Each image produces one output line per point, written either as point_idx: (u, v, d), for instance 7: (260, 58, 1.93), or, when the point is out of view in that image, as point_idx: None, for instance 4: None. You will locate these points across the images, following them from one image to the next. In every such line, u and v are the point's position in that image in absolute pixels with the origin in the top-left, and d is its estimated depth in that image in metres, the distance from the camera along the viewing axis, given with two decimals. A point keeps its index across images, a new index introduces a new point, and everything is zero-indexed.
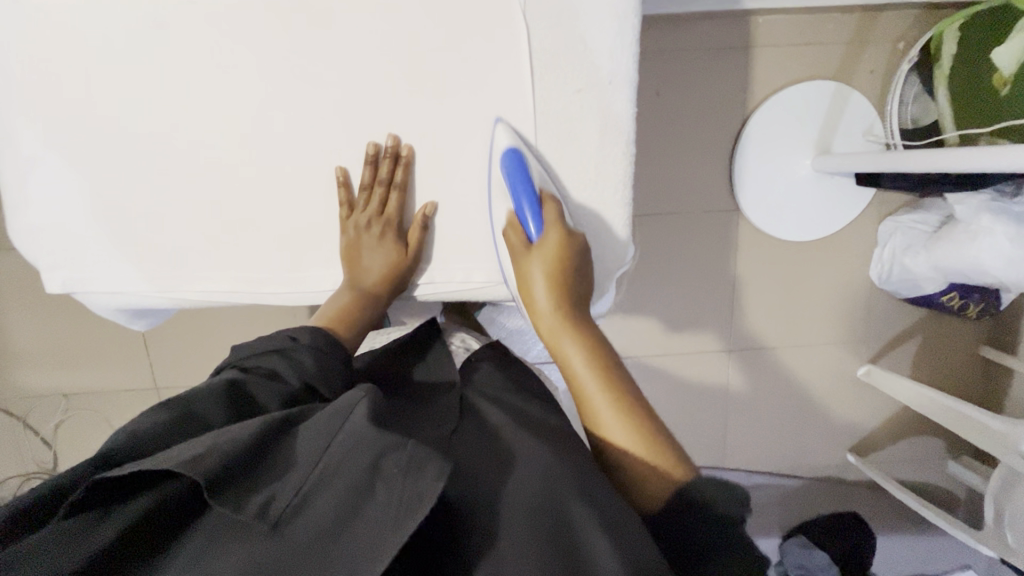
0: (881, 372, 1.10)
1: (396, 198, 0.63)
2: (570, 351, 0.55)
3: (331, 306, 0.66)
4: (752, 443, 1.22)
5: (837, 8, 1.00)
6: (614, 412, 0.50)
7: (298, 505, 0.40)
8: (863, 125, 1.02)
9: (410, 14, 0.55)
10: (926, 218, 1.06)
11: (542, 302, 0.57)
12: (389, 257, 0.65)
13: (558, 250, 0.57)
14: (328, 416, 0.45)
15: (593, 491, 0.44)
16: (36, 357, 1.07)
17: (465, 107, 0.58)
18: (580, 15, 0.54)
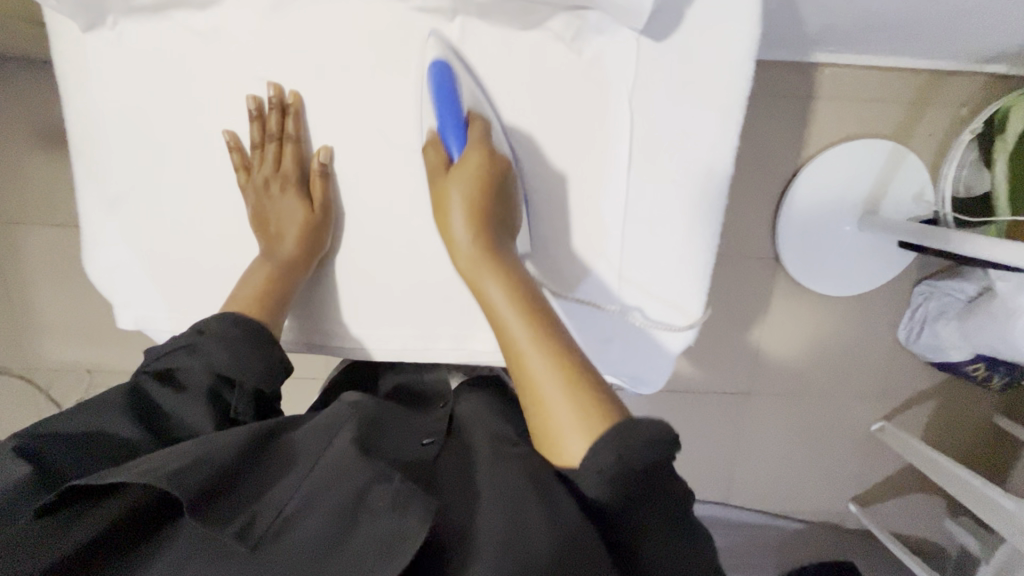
0: (898, 431, 1.12)
1: (294, 152, 0.62)
2: (491, 284, 0.52)
3: (246, 289, 0.61)
4: (758, 482, 1.23)
5: (905, 67, 0.97)
6: (541, 344, 0.47)
7: (281, 526, 0.41)
8: (914, 188, 1.01)
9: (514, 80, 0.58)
10: (962, 286, 1.04)
11: (459, 229, 0.54)
12: (302, 210, 0.62)
13: (479, 171, 0.54)
14: (317, 439, 0.49)
15: (557, 496, 0.41)
16: (64, 331, 1.07)
17: (558, 174, 0.60)
18: (687, 107, 0.56)
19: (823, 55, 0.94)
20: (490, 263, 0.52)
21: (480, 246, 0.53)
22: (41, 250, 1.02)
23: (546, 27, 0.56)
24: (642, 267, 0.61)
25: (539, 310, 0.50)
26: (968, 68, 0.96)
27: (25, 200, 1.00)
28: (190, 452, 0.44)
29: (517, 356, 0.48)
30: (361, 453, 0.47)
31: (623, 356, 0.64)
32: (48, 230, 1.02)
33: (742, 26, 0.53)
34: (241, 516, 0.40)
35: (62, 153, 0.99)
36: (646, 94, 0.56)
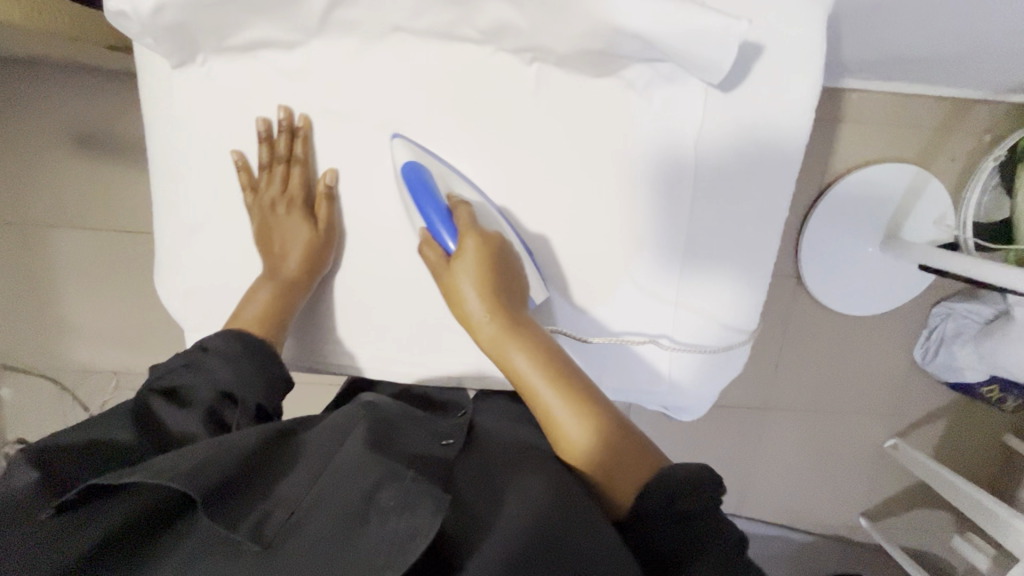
0: (910, 448, 1.14)
1: (298, 177, 0.63)
2: (518, 355, 0.54)
3: (252, 307, 0.62)
4: (771, 495, 1.25)
5: (931, 94, 0.99)
6: (576, 413, 0.51)
7: (293, 527, 0.40)
8: (936, 213, 1.02)
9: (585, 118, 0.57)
10: (979, 309, 1.06)
11: (477, 310, 0.55)
12: (305, 233, 0.63)
13: (478, 253, 0.55)
14: (327, 442, 0.48)
15: (588, 529, 0.43)
16: (94, 333, 1.08)
17: (624, 212, 0.59)
18: (763, 150, 0.53)
19: (851, 81, 0.95)
20: (512, 334, 0.54)
21: (500, 322, 0.55)
22: (75, 254, 1.04)
23: (621, 75, 0.55)
24: (694, 308, 0.59)
25: (572, 376, 0.53)
26: (991, 98, 0.98)
27: (60, 205, 1.02)
28: (199, 449, 0.43)
29: (556, 428, 0.52)
30: (372, 450, 0.46)
31: (672, 392, 0.63)
32: (82, 234, 1.03)
33: (810, 77, 0.51)
34: (251, 516, 0.40)
35: (95, 160, 1.00)
36: (711, 143, 0.54)
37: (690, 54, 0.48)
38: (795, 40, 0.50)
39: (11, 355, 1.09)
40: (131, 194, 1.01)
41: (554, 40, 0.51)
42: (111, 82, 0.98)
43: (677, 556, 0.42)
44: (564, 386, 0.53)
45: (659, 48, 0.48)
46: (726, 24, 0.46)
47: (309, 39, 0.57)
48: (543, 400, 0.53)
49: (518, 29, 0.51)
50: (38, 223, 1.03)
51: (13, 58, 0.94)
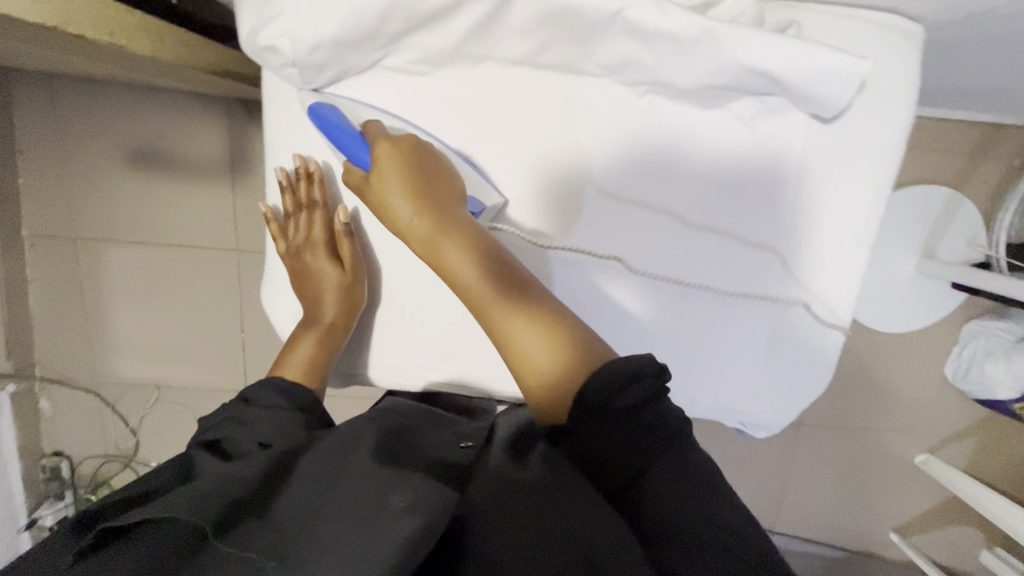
0: (941, 464, 1.16)
1: (318, 221, 0.65)
2: (454, 256, 0.52)
3: (299, 354, 0.66)
4: (802, 510, 1.26)
5: (965, 120, 1.02)
6: (510, 300, 0.50)
7: (308, 536, 0.38)
8: (968, 234, 1.05)
9: (694, 148, 0.55)
10: (1011, 328, 1.09)
11: (403, 215, 0.53)
12: (333, 278, 0.65)
13: (399, 160, 0.52)
14: (333, 452, 0.46)
15: (592, 521, 0.41)
16: (137, 348, 1.09)
17: (722, 237, 0.57)
18: (863, 181, 0.54)
19: None
20: (445, 233, 0.52)
21: (427, 218, 0.52)
22: (123, 269, 1.05)
23: (727, 108, 0.54)
24: (788, 326, 0.59)
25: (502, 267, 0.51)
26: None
27: (112, 219, 1.03)
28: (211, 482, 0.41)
29: (495, 331, 0.50)
30: (379, 463, 0.44)
31: (762, 407, 0.61)
32: (131, 250, 1.04)
33: (906, 106, 0.53)
34: (264, 533, 0.38)
35: (148, 177, 1.02)
36: (817, 167, 0.55)
37: (812, 91, 0.48)
38: (892, 69, 0.52)
39: (57, 368, 1.11)
40: (182, 210, 1.02)
41: (676, 76, 0.49)
42: (163, 99, 0.99)
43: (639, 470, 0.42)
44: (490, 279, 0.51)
45: (779, 84, 0.48)
46: (851, 65, 0.46)
47: (432, 71, 0.54)
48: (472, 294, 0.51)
49: (638, 65, 0.49)
50: (91, 238, 1.04)
51: (72, 78, 0.96)
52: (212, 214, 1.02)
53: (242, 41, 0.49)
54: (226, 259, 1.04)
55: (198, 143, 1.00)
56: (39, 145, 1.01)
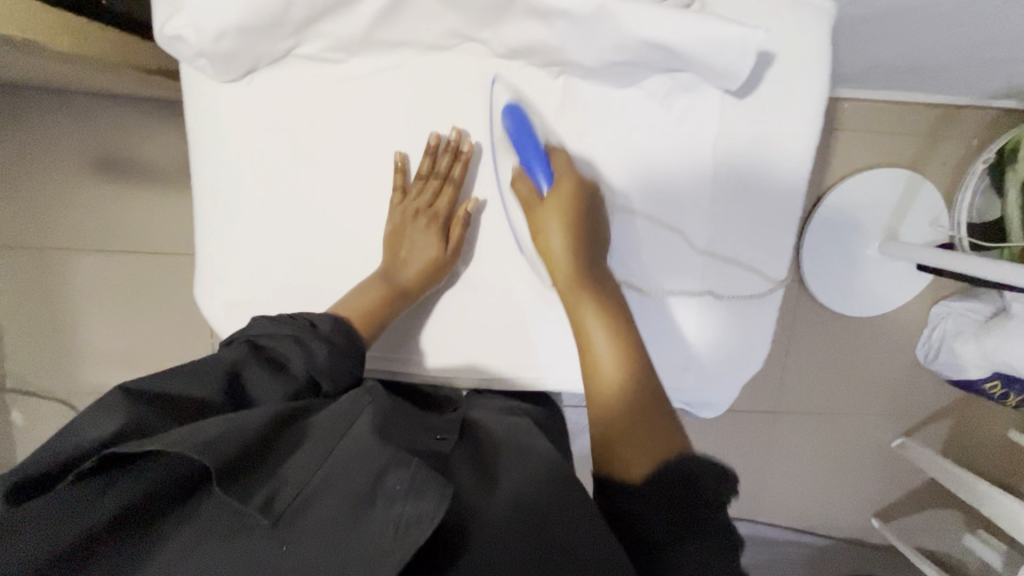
0: (918, 445, 1.16)
1: (449, 195, 0.63)
2: (584, 302, 0.55)
3: (354, 299, 0.61)
4: (785, 500, 1.25)
5: (921, 102, 1.03)
6: (618, 353, 0.52)
7: (301, 504, 0.39)
8: (930, 215, 1.06)
9: (610, 124, 0.58)
10: (978, 307, 1.09)
11: (555, 249, 0.56)
12: (430, 251, 0.63)
13: (569, 201, 0.56)
14: (337, 419, 0.46)
15: (580, 505, 0.42)
16: (107, 356, 1.09)
17: (646, 212, 0.59)
18: (778, 155, 0.55)
19: (844, 91, 0.99)
20: (585, 283, 0.55)
21: (574, 267, 0.56)
22: (90, 277, 1.06)
23: (640, 86, 0.56)
24: (719, 302, 0.60)
25: (629, 346, 0.53)
26: (977, 103, 1.02)
27: (78, 229, 1.04)
28: (216, 425, 0.41)
29: (593, 380, 0.52)
30: (380, 438, 0.43)
31: (699, 385, 0.61)
32: (98, 257, 1.05)
33: (820, 77, 0.53)
34: (262, 490, 0.39)
35: (113, 184, 1.02)
36: (734, 142, 0.56)
37: (707, 59, 0.48)
38: (805, 44, 0.52)
39: (26, 380, 1.10)
40: (148, 216, 1.03)
41: (583, 55, 0.51)
42: (127, 108, 1.00)
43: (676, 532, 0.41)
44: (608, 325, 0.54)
45: (685, 57, 0.49)
46: (744, 34, 0.46)
47: (351, 57, 0.59)
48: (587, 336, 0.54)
49: (543, 45, 0.52)
50: (58, 248, 1.04)
51: (34, 89, 0.97)
52: (177, 218, 1.03)
53: (155, 33, 0.54)
54: (194, 263, 1.04)
55: (163, 150, 1.01)
56: (5, 157, 1.01)
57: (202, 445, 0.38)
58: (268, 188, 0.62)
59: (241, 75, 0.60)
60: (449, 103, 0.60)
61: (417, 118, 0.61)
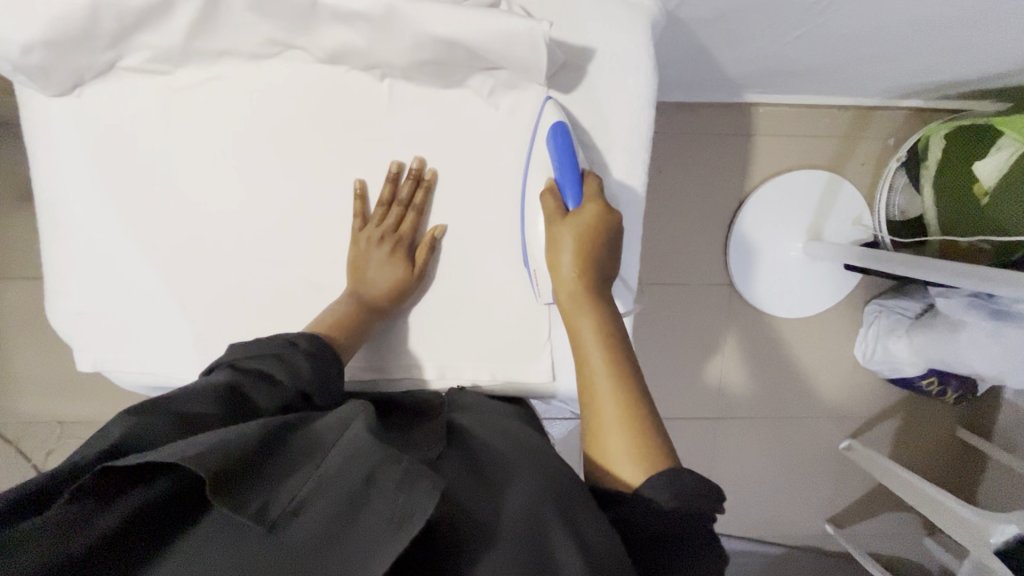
0: (864, 448, 1.13)
1: (410, 220, 0.56)
2: (584, 323, 0.49)
3: (324, 315, 0.54)
4: (737, 507, 1.23)
5: (833, 105, 1.06)
6: (618, 388, 0.46)
7: (298, 509, 0.33)
8: (853, 214, 1.08)
9: (451, 124, 0.54)
10: (909, 304, 1.10)
11: (563, 268, 0.50)
12: (396, 276, 0.55)
13: (592, 221, 0.50)
14: (329, 424, 0.39)
15: (581, 520, 0.36)
16: (39, 384, 1.08)
17: (496, 212, 0.56)
18: (614, 150, 0.55)
19: (752, 95, 1.02)
20: (588, 302, 0.50)
21: (584, 288, 0.50)
22: (18, 305, 1.05)
23: (466, 86, 0.53)
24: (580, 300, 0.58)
25: (628, 374, 0.47)
26: (886, 104, 1.05)
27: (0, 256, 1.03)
28: (213, 436, 0.35)
29: (593, 416, 0.46)
30: (375, 436, 0.37)
31: (568, 386, 0.60)
32: (25, 284, 1.05)
33: (643, 72, 0.53)
34: (257, 498, 0.32)
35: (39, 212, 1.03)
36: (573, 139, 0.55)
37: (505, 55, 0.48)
38: (624, 43, 0.52)
39: None
40: None
41: (391, 57, 0.49)
42: None
43: (662, 535, 0.38)
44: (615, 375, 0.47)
45: (500, 54, 0.48)
46: (530, 27, 0.46)
47: (176, 69, 0.52)
48: (592, 372, 0.47)
49: (355, 50, 0.49)
50: None
51: None
52: None
53: None
54: None
55: None
56: None
57: (197, 456, 0.32)
58: (85, 208, 0.54)
59: (66, 89, 0.51)
60: (274, 111, 0.53)
61: (241, 126, 0.53)
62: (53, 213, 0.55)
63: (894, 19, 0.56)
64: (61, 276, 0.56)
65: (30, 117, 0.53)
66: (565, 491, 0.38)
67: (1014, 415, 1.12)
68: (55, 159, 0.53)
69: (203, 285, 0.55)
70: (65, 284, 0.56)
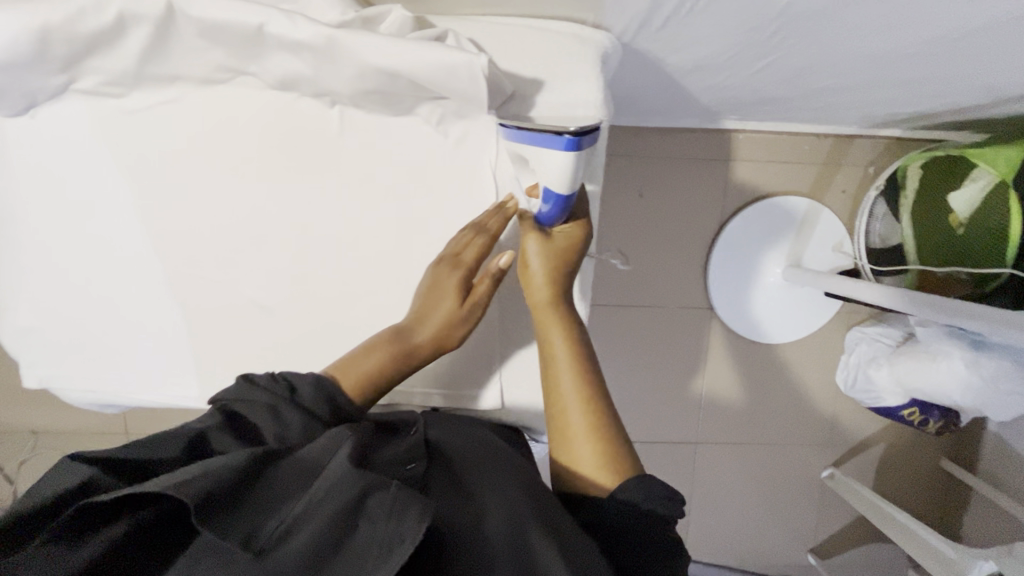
0: (846, 478, 1.11)
1: (480, 247, 0.52)
2: (555, 334, 0.51)
3: (357, 359, 0.51)
4: (717, 534, 1.21)
5: (811, 132, 1.06)
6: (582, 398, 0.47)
7: (285, 532, 0.33)
8: (832, 240, 1.08)
9: (404, 151, 0.54)
10: (889, 331, 1.09)
11: (534, 277, 0.52)
12: (447, 312, 0.52)
13: (564, 246, 0.53)
14: (313, 447, 0.39)
15: (561, 529, 0.38)
16: (12, 394, 1.08)
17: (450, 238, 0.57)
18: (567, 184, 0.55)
19: (730, 121, 1.02)
20: (556, 312, 0.51)
21: (554, 293, 0.52)
22: None
23: (416, 113, 0.53)
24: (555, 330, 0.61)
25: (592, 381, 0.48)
26: (864, 133, 1.05)
27: None
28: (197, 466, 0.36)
29: (558, 422, 0.47)
30: (357, 465, 0.38)
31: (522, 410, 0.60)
32: None
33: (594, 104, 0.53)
34: (243, 520, 0.33)
35: None
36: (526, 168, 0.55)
37: (451, 86, 0.48)
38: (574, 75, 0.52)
39: None
40: None
41: (339, 85, 0.50)
42: None
43: (619, 534, 0.40)
44: (585, 387, 0.48)
45: (446, 86, 0.48)
46: (468, 60, 0.46)
47: (132, 92, 0.52)
48: (558, 380, 0.49)
49: (303, 77, 0.49)
50: None
51: None
52: None
53: None
54: None
55: None
56: None
57: (182, 483, 0.33)
58: (44, 224, 0.55)
59: (21, 109, 0.52)
60: (230, 135, 0.53)
61: (199, 149, 0.54)
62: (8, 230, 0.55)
63: (850, 53, 0.56)
64: (16, 292, 0.56)
65: None
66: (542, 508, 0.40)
67: (996, 446, 1.10)
68: (11, 178, 0.54)
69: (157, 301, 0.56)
70: (22, 300, 0.56)
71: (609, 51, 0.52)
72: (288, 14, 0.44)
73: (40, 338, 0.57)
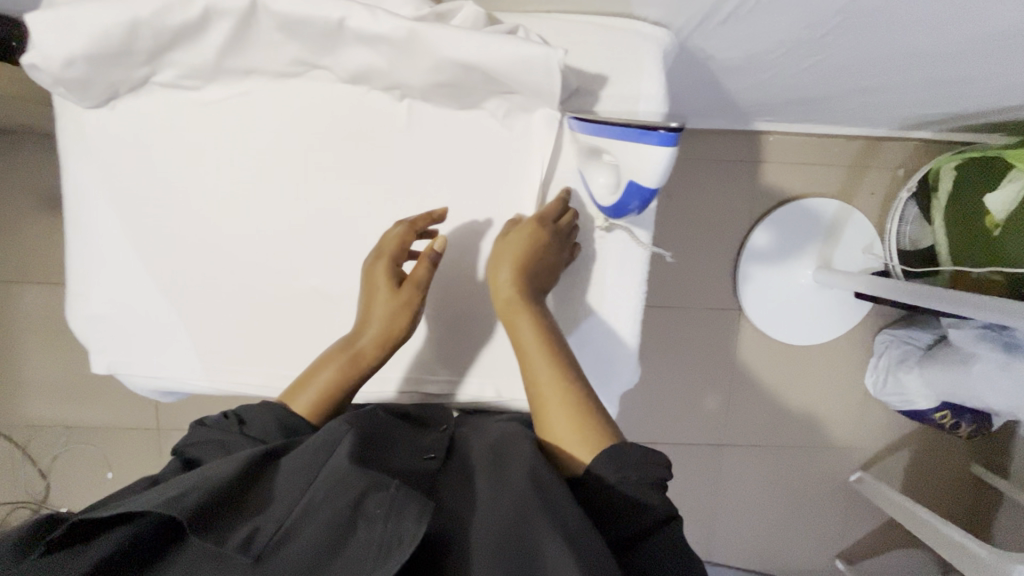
0: (875, 483, 1.11)
1: (403, 235, 0.54)
2: (524, 328, 0.53)
3: (311, 376, 0.53)
4: (743, 538, 1.20)
5: (841, 134, 1.07)
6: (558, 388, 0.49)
7: (283, 537, 0.35)
8: (862, 242, 1.08)
9: (468, 145, 0.56)
10: (918, 335, 1.09)
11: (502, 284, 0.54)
12: (388, 309, 0.54)
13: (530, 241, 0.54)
14: (312, 449, 0.41)
15: (569, 524, 0.37)
16: (47, 389, 1.10)
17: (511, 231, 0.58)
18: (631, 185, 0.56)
19: (762, 123, 1.03)
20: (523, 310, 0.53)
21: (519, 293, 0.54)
22: (31, 311, 1.07)
23: (482, 107, 0.55)
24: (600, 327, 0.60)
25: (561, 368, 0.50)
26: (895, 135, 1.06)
27: (16, 262, 1.05)
28: (187, 482, 0.38)
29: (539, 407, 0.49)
30: (357, 463, 0.39)
31: None
32: (32, 291, 1.06)
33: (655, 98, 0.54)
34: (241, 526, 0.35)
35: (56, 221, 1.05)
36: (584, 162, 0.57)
37: (523, 80, 0.49)
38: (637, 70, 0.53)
39: None
40: None
41: (411, 78, 0.51)
42: None
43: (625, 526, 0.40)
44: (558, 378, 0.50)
45: (518, 81, 0.50)
46: (545, 52, 0.47)
47: (208, 85, 0.53)
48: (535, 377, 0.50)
49: (377, 71, 0.51)
50: None
51: None
52: None
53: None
54: None
55: None
56: None
57: (172, 499, 0.35)
58: (116, 214, 0.56)
59: (102, 102, 0.53)
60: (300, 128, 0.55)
61: (269, 142, 0.55)
62: (82, 218, 0.57)
63: (901, 52, 0.57)
64: (86, 280, 0.58)
65: (66, 127, 0.55)
66: (544, 487, 0.40)
67: None
68: (87, 169, 0.55)
69: (223, 290, 0.57)
70: (92, 288, 0.58)
71: (670, 47, 0.53)
72: (368, 7, 0.46)
73: (105, 326, 0.58)
